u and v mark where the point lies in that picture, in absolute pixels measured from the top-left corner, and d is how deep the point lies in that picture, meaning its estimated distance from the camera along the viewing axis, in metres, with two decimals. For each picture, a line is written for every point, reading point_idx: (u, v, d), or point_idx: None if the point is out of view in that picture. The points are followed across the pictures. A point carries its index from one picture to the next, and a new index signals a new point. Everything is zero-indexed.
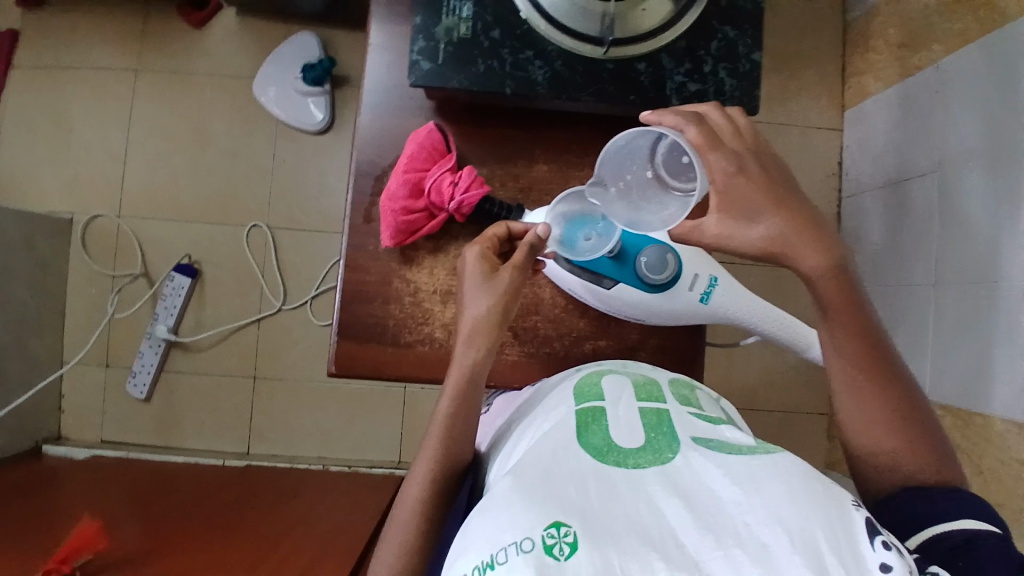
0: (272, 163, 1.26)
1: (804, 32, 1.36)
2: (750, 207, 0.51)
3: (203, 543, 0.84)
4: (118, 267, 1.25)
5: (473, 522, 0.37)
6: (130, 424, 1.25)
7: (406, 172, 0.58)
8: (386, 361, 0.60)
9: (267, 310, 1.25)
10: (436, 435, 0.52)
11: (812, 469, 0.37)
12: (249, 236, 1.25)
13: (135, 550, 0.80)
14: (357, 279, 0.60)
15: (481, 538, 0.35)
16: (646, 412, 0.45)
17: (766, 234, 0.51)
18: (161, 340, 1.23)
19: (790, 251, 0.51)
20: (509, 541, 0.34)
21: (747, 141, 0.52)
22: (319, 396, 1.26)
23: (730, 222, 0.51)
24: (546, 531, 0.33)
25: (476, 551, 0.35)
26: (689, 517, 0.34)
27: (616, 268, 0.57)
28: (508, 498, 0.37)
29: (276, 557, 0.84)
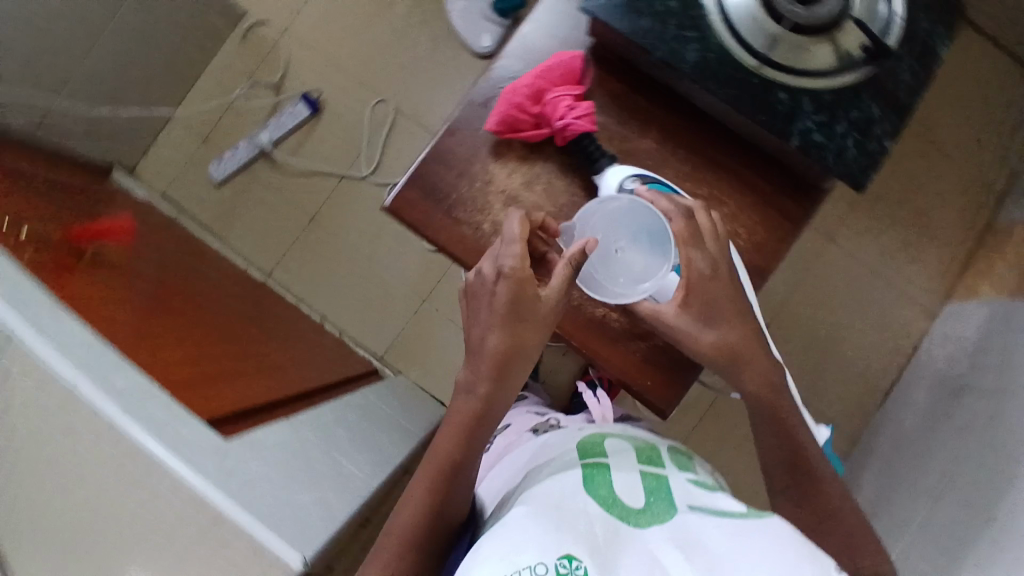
0: (427, 59, 1.34)
1: (950, 210, 1.34)
2: (712, 314, 0.61)
3: (191, 302, 0.91)
4: (260, 70, 1.37)
5: (492, 543, 0.46)
6: (193, 199, 1.35)
7: (537, 79, 0.63)
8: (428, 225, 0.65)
9: (352, 173, 1.33)
10: (424, 484, 0.57)
11: (800, 534, 0.48)
12: (373, 108, 1.34)
13: (137, 275, 0.88)
14: (449, 145, 0.66)
15: (498, 557, 0.44)
16: (645, 476, 0.55)
17: (716, 340, 0.61)
18: (257, 146, 1.33)
19: (735, 354, 0.62)
20: (524, 565, 0.42)
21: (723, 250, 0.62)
22: (350, 266, 1.33)
23: (689, 319, 0.61)
24: (559, 561, 0.42)
25: (501, 567, 0.43)
26: (685, 565, 0.43)
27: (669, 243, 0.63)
28: (527, 527, 0.46)
29: (240, 348, 0.90)
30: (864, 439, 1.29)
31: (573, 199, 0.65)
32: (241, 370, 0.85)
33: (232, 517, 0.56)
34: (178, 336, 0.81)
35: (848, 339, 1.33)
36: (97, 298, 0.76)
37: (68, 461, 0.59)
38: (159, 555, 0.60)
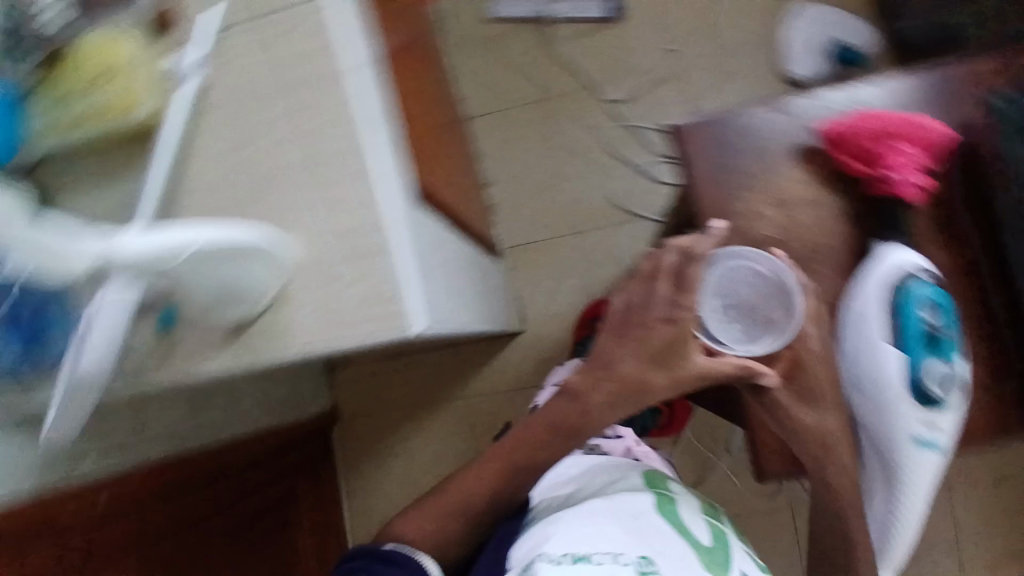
0: (745, 35, 1.22)
1: None
2: (816, 397, 0.70)
3: (409, 76, 0.87)
4: None
5: (584, 528, 0.61)
6: (455, 10, 1.29)
7: (892, 126, 0.70)
8: (702, 176, 0.73)
9: (602, 87, 1.26)
10: (494, 462, 0.73)
11: None
12: (660, 52, 1.25)
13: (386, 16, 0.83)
14: (766, 126, 0.73)
15: (591, 539, 0.60)
16: (708, 523, 0.72)
17: (809, 419, 0.70)
18: (543, 11, 1.27)
19: (828, 440, 0.71)
20: (610, 553, 0.59)
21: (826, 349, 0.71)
22: (537, 160, 1.28)
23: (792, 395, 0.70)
24: (641, 563, 0.59)
25: (591, 549, 0.59)
26: None
27: (914, 349, 0.70)
28: (613, 530, 0.62)
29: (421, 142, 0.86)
30: None
31: None
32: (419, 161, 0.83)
33: (391, 256, 0.61)
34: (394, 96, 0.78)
35: None
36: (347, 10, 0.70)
37: (292, 125, 0.63)
38: (303, 245, 0.62)
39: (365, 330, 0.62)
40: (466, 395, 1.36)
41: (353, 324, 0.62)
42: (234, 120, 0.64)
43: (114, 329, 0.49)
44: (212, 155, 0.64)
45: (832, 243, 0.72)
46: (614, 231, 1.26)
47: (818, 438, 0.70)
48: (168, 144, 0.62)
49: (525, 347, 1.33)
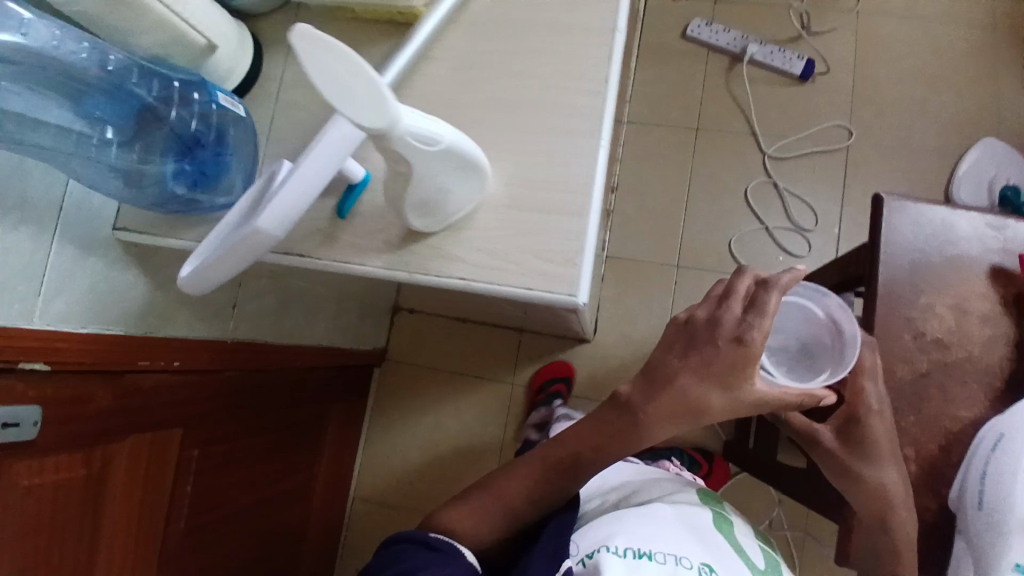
0: (920, 147, 1.22)
1: None
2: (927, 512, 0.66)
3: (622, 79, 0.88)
4: (810, 6, 1.28)
5: (637, 531, 0.61)
6: (654, 20, 1.32)
7: None
8: (890, 262, 0.71)
9: (763, 141, 1.26)
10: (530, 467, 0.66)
11: None
12: (834, 126, 1.25)
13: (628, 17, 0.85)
14: (968, 233, 0.72)
15: (645, 538, 0.60)
16: (766, 544, 0.71)
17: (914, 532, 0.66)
18: (738, 48, 1.27)
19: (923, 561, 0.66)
20: (668, 553, 0.59)
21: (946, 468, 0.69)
22: (675, 185, 1.28)
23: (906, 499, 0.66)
24: (700, 565, 0.59)
25: (643, 545, 0.59)
26: None
27: None
28: (665, 533, 0.62)
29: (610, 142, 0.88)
30: None
31: None
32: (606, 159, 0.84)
33: (587, 220, 0.60)
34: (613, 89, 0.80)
35: None
36: None
37: (541, 62, 0.63)
38: (507, 176, 0.62)
39: (530, 281, 0.60)
40: (514, 382, 1.34)
41: (521, 269, 0.60)
42: (484, 37, 0.65)
43: (343, 143, 0.57)
44: (450, 61, 0.65)
45: (987, 365, 0.71)
46: (720, 277, 1.24)
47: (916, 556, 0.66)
48: (423, 34, 0.62)
49: (591, 353, 1.30)
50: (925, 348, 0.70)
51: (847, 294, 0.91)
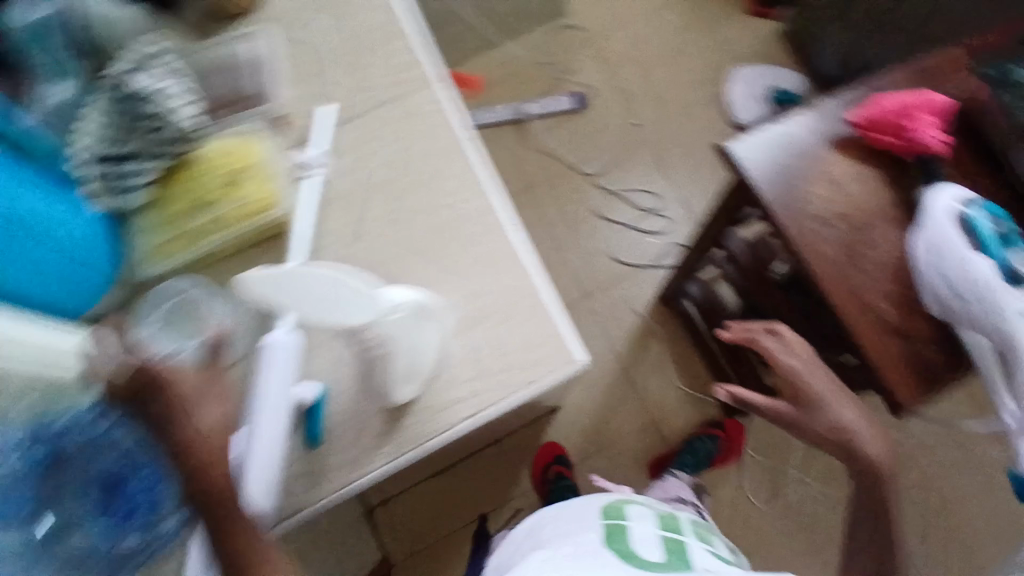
0: (688, 104, 1.44)
1: None
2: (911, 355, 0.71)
3: None
4: (542, 49, 1.47)
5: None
6: None
7: (912, 103, 0.74)
8: (770, 185, 0.75)
9: (578, 167, 1.41)
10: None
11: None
12: (625, 125, 1.43)
13: None
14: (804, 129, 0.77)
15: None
16: (667, 540, 0.77)
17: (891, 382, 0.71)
18: (514, 113, 1.42)
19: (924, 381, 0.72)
20: None
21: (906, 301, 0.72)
22: (537, 242, 1.38)
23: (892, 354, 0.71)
24: None
25: None
26: None
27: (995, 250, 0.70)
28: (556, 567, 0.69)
29: None
30: None
31: (880, 202, 0.75)
32: None
33: (543, 296, 0.63)
34: None
35: None
36: None
37: (423, 194, 0.67)
38: (457, 300, 0.63)
39: (535, 374, 0.61)
40: (520, 491, 1.29)
41: (520, 370, 0.61)
42: (360, 201, 0.66)
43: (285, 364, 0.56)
44: (343, 238, 0.65)
45: (881, 209, 0.75)
46: (620, 287, 1.37)
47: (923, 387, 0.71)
48: (305, 235, 0.64)
49: (568, 416, 1.32)
50: (839, 226, 0.74)
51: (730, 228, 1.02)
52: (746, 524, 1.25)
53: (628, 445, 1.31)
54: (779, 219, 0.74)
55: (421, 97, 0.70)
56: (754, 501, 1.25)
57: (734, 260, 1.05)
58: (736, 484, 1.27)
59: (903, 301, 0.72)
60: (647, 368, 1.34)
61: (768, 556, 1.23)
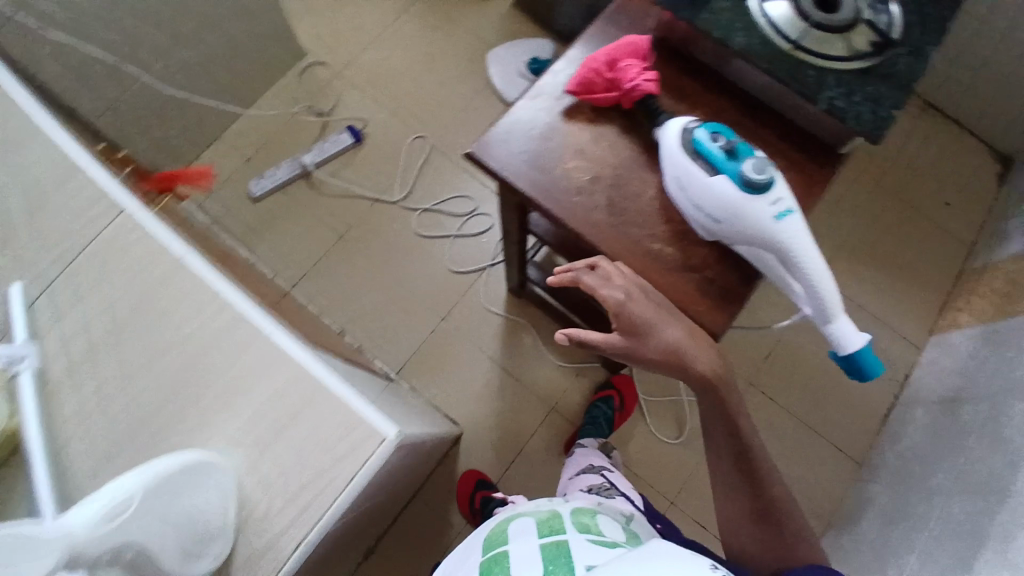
0: (466, 105, 1.48)
1: (939, 249, 1.37)
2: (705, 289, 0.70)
3: None
4: (308, 101, 1.47)
5: None
6: (231, 212, 1.40)
7: (613, 50, 0.73)
8: (518, 178, 0.75)
9: (386, 197, 1.43)
10: None
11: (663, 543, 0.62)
12: (411, 142, 1.46)
13: None
14: (529, 107, 0.77)
15: None
16: (544, 546, 0.77)
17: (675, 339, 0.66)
18: (300, 166, 1.42)
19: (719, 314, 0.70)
20: None
21: (681, 235, 0.72)
22: (374, 284, 1.39)
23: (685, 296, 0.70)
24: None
25: None
26: None
27: (725, 162, 0.64)
28: None
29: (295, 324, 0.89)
30: (867, 461, 1.26)
31: (635, 154, 0.75)
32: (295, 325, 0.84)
33: (332, 389, 0.56)
34: None
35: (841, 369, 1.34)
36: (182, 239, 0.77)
37: (161, 334, 0.59)
38: (239, 434, 0.56)
39: (346, 471, 0.54)
40: (455, 531, 1.25)
41: (327, 476, 0.54)
42: (97, 370, 0.58)
43: None
44: (83, 422, 0.57)
45: (627, 156, 0.75)
46: (469, 294, 1.38)
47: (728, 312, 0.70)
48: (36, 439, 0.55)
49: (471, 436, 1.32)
50: (595, 188, 0.74)
51: (528, 218, 1.04)
52: (665, 463, 1.29)
53: (536, 440, 1.30)
54: (539, 205, 0.74)
55: (123, 234, 0.62)
56: (664, 439, 1.30)
57: (546, 244, 1.06)
58: (643, 430, 1.31)
59: (679, 236, 0.72)
60: (526, 361, 1.35)
61: (697, 481, 1.27)
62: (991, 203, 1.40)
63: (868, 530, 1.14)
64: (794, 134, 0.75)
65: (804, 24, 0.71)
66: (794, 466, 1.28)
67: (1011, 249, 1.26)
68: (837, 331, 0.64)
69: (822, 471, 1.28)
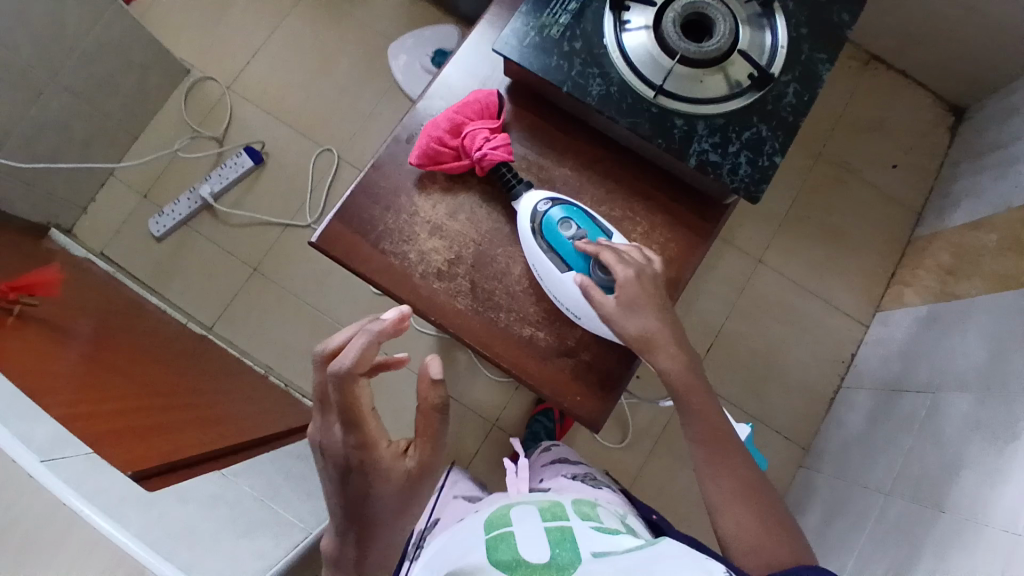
0: (371, 110, 1.38)
1: (877, 219, 1.33)
2: (579, 376, 0.65)
3: (135, 371, 0.83)
4: (202, 125, 1.37)
5: None
6: (133, 256, 1.32)
7: (455, 113, 0.65)
8: (368, 267, 0.66)
9: (297, 221, 1.34)
10: None
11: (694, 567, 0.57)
12: (318, 156, 1.36)
13: (75, 334, 0.81)
14: (375, 180, 0.68)
15: None
16: (552, 530, 0.68)
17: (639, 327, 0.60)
18: (199, 199, 1.32)
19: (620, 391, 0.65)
20: None
21: (553, 317, 0.66)
22: (296, 315, 1.31)
23: (558, 386, 0.65)
24: None
25: None
26: None
27: (575, 257, 0.61)
28: None
29: (190, 406, 0.85)
30: (812, 448, 1.25)
31: (498, 225, 0.67)
32: (180, 422, 0.79)
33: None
34: (119, 396, 0.76)
35: (787, 353, 1.30)
36: (35, 355, 0.72)
37: None
38: None
39: None
40: None
41: None
42: None
43: None
44: None
45: (488, 228, 0.67)
46: None
47: (608, 397, 0.65)
48: None
49: None
50: (455, 272, 0.66)
51: None
52: (613, 469, 1.27)
53: (479, 461, 1.27)
54: (396, 295, 0.66)
55: None
56: (609, 446, 1.28)
57: None
58: (587, 438, 1.28)
59: (550, 318, 0.66)
60: (463, 380, 1.31)
61: (646, 484, 1.26)
62: (937, 162, 1.33)
63: (813, 518, 1.14)
64: (674, 183, 0.68)
65: (664, 65, 0.62)
66: None
67: (955, 218, 1.20)
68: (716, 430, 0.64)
69: (772, 461, 1.26)
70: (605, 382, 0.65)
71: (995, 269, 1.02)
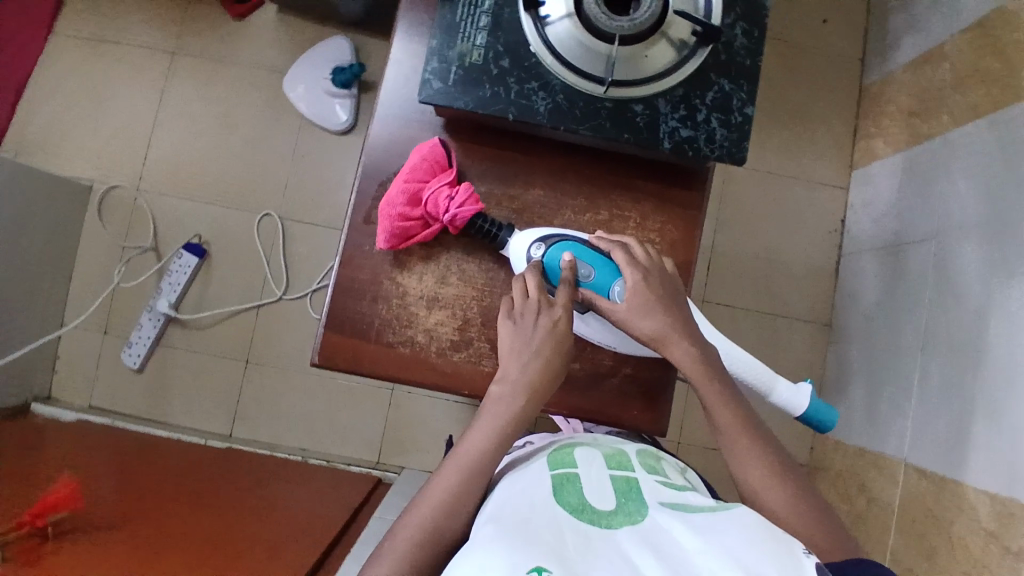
0: (293, 155, 1.29)
1: (825, 81, 1.30)
2: (625, 392, 0.64)
3: (185, 529, 0.80)
4: (130, 237, 1.28)
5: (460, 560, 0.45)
6: (121, 395, 1.25)
7: (406, 181, 0.60)
8: (381, 366, 0.62)
9: (267, 297, 1.27)
10: None
11: (766, 526, 0.48)
12: (260, 224, 1.28)
13: (110, 526, 0.78)
14: (351, 276, 0.63)
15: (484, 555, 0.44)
16: (617, 478, 0.55)
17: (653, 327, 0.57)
18: (160, 316, 1.24)
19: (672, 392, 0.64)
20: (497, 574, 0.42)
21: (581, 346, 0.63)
22: (307, 388, 1.27)
23: (608, 408, 0.63)
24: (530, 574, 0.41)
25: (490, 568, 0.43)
26: None
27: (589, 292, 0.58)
28: (493, 542, 0.45)
29: (253, 539, 0.82)
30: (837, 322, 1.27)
31: (492, 274, 0.63)
32: (254, 563, 0.77)
33: None
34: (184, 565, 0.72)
35: (785, 242, 1.30)
36: (84, 564, 0.69)
37: None
38: None
39: None
40: None
41: None
42: None
43: None
44: None
45: (484, 280, 0.63)
46: None
47: (661, 401, 0.64)
48: None
49: None
50: (468, 338, 0.63)
51: None
52: None
53: None
54: (421, 382, 0.63)
55: None
56: None
57: None
58: None
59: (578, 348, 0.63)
60: None
61: None
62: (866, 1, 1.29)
63: (859, 392, 1.16)
64: (650, 164, 0.64)
65: (604, 50, 0.56)
66: (777, 356, 1.28)
67: (902, 56, 1.17)
68: (783, 400, 0.62)
69: (804, 348, 1.28)
70: (653, 389, 0.64)
71: (959, 102, 1.00)
